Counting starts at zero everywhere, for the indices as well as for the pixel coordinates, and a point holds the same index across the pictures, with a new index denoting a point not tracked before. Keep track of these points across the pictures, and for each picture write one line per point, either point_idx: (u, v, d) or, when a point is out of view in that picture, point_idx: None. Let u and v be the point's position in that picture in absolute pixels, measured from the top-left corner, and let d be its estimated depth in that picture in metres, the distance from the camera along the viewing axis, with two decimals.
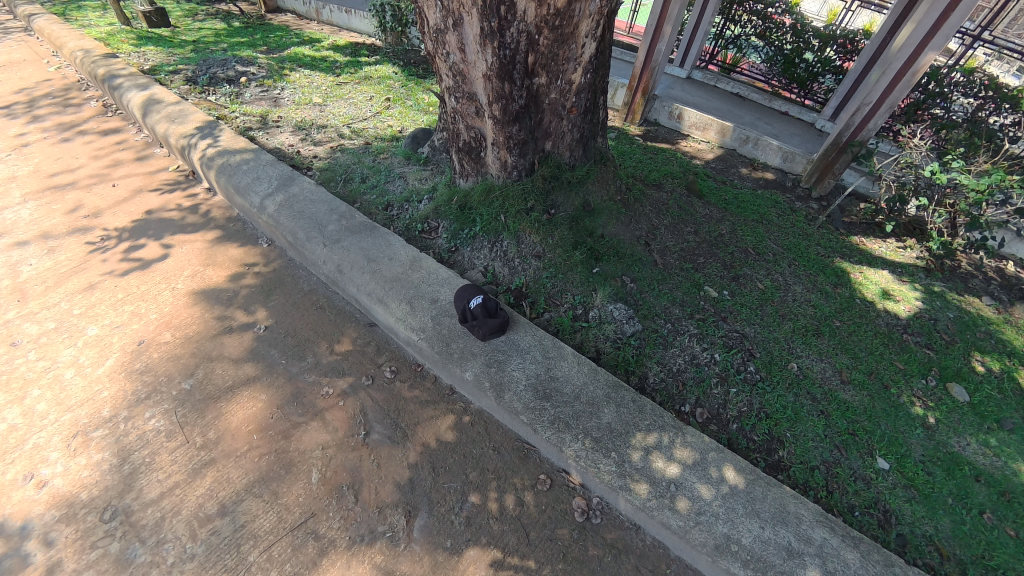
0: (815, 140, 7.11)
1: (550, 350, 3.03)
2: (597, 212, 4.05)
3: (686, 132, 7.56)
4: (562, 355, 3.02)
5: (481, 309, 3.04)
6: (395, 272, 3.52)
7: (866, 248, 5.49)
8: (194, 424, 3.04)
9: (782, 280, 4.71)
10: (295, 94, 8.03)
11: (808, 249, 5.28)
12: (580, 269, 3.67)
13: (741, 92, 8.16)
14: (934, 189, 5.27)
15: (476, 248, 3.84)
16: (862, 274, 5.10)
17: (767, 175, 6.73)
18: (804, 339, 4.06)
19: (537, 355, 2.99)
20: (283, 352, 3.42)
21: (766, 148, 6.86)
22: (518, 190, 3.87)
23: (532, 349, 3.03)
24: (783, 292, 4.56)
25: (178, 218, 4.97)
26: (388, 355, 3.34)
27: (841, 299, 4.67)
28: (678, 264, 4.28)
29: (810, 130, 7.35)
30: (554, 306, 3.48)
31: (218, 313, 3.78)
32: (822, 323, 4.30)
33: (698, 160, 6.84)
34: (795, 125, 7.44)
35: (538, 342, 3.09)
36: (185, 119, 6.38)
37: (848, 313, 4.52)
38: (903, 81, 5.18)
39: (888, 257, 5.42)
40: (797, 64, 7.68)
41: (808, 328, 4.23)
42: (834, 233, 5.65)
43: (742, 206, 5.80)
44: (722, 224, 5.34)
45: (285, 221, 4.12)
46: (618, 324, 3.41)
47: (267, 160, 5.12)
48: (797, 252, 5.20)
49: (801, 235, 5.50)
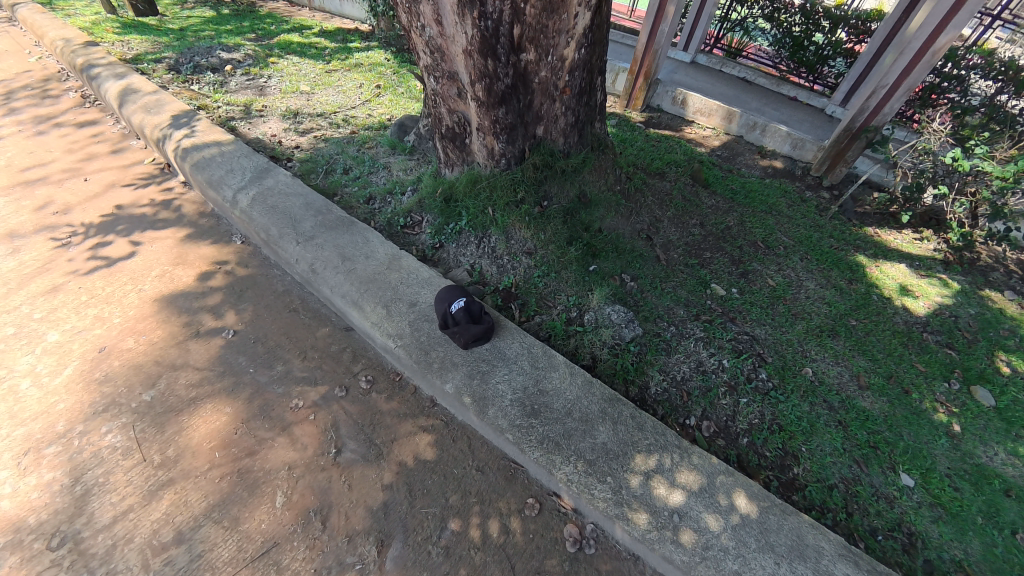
0: (825, 126, 6.74)
1: (540, 360, 2.69)
2: (595, 205, 3.70)
3: (690, 118, 7.17)
4: (554, 366, 2.68)
5: (464, 314, 2.73)
6: (372, 271, 3.21)
7: (880, 240, 5.16)
8: (154, 440, 2.77)
9: (793, 276, 4.47)
10: (283, 82, 7.67)
11: (821, 242, 4.97)
12: (575, 268, 3.30)
13: (748, 77, 7.74)
14: (952, 176, 4.89)
15: (462, 244, 3.48)
16: (878, 267, 4.77)
17: (777, 163, 6.36)
18: (818, 341, 3.84)
19: (528, 364, 2.67)
20: (252, 359, 3.11)
21: (774, 135, 6.46)
22: (507, 180, 3.47)
23: (521, 358, 2.69)
24: (794, 289, 4.32)
25: (151, 214, 4.67)
26: (364, 363, 3.02)
27: (857, 296, 4.38)
28: (683, 260, 3.99)
29: (819, 115, 6.97)
30: (546, 309, 3.10)
31: (188, 317, 3.50)
32: (836, 323, 4.06)
33: (703, 148, 6.49)
34: (805, 110, 7.05)
35: (526, 350, 2.74)
36: (162, 110, 6.03)
37: (865, 310, 4.25)
38: (923, 62, 4.84)
39: (904, 249, 5.08)
40: (806, 47, 7.20)
41: (822, 328, 4.00)
42: (846, 224, 5.30)
43: (750, 196, 5.47)
44: (729, 216, 5.07)
45: (257, 217, 3.82)
46: (617, 328, 3.01)
47: (243, 150, 4.77)
48: (809, 244, 4.91)
49: (812, 227, 5.18)
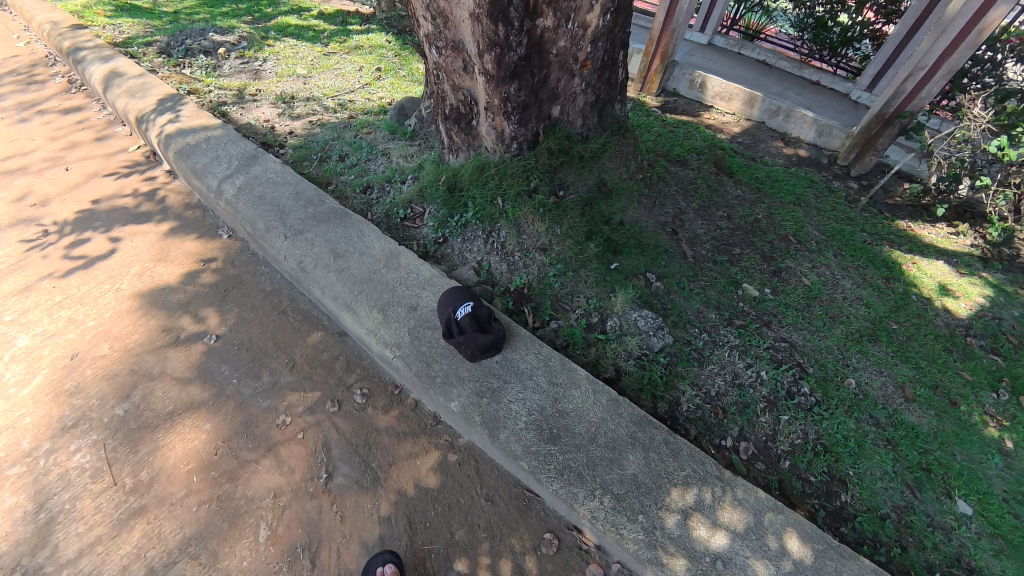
0: (851, 113, 6.23)
1: (559, 375, 2.32)
2: (615, 195, 3.30)
3: (708, 103, 6.69)
4: (576, 383, 2.30)
5: (471, 321, 2.37)
6: (367, 270, 2.82)
7: (914, 235, 4.71)
8: (126, 461, 2.46)
9: (828, 274, 4.10)
10: (279, 66, 7.23)
11: (853, 236, 4.57)
12: (595, 266, 2.91)
13: (768, 59, 7.17)
14: (995, 167, 4.42)
15: (468, 238, 3.06)
16: (915, 264, 4.36)
17: (805, 150, 5.90)
18: (859, 347, 3.47)
19: (545, 380, 2.30)
20: (235, 368, 2.77)
21: (800, 121, 5.98)
22: (519, 167, 3.05)
23: (537, 373, 2.32)
24: (830, 289, 3.95)
25: (132, 205, 4.31)
26: (359, 374, 2.66)
27: (895, 297, 3.99)
28: (710, 256, 3.62)
29: (844, 99, 6.47)
30: (562, 313, 2.72)
31: (168, 319, 3.17)
32: (876, 326, 3.68)
33: (723, 134, 6.05)
34: (831, 94, 6.56)
35: (543, 362, 2.37)
36: (147, 93, 5.61)
37: (905, 313, 3.86)
38: (966, 42, 4.38)
39: (940, 245, 4.64)
40: (830, 28, 6.56)
41: (861, 332, 3.63)
42: (878, 217, 4.86)
43: (776, 185, 5.06)
44: (756, 207, 4.68)
45: (241, 207, 3.41)
46: (644, 336, 2.65)
47: (229, 135, 4.28)
48: (842, 239, 4.51)
49: (843, 220, 4.77)
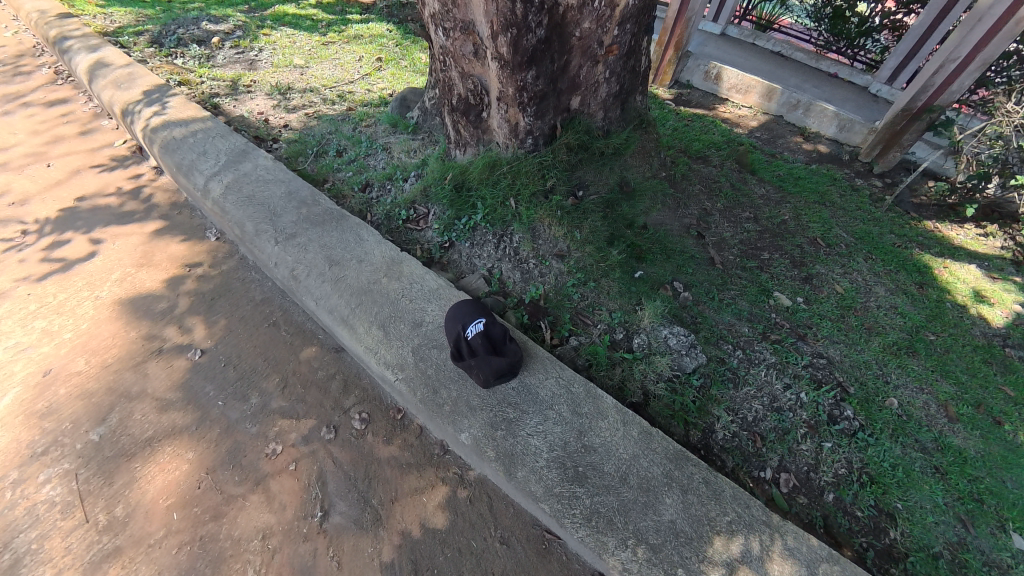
0: (873, 106, 5.69)
1: (584, 405, 2.04)
2: (638, 195, 2.99)
3: (724, 95, 6.31)
4: (603, 413, 2.03)
5: (484, 340, 2.09)
6: (365, 280, 2.53)
7: (942, 236, 4.33)
8: (99, 494, 2.21)
9: (861, 280, 3.80)
10: (274, 56, 6.89)
11: (882, 238, 4.23)
12: (618, 275, 2.61)
13: (783, 50, 6.42)
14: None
15: (477, 243, 2.76)
16: (946, 269, 4.02)
17: (824, 145, 5.52)
18: (898, 361, 3.19)
19: (568, 410, 2.03)
20: (221, 388, 2.50)
21: (820, 115, 5.56)
22: (534, 164, 2.74)
23: (559, 402, 2.05)
24: (864, 296, 3.66)
25: (116, 204, 4.00)
26: (357, 396, 2.39)
27: (930, 304, 3.68)
28: (739, 262, 3.34)
29: (865, 90, 5.92)
30: (583, 329, 2.43)
31: (149, 331, 2.89)
32: (913, 337, 3.39)
33: (740, 129, 5.71)
34: (850, 86, 5.97)
35: (565, 388, 2.10)
36: (133, 84, 5.26)
37: (942, 322, 3.55)
38: (1004, 32, 3.96)
39: (970, 248, 4.26)
40: (849, 17, 5.82)
41: (899, 344, 3.34)
42: (903, 217, 4.48)
43: (799, 184, 4.74)
44: (782, 207, 4.39)
45: (229, 208, 3.12)
46: (676, 357, 2.35)
47: (218, 128, 3.97)
48: (870, 242, 4.19)
49: (870, 220, 4.42)
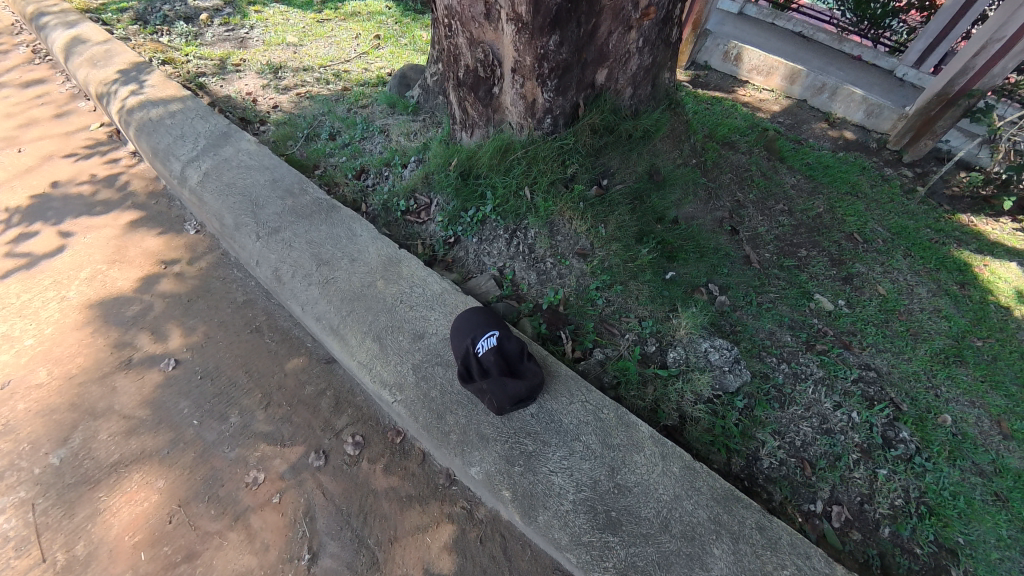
0: (898, 92, 5.09)
1: (615, 436, 1.74)
2: (669, 185, 2.63)
3: (743, 78, 5.77)
4: (638, 446, 1.72)
5: (498, 359, 1.76)
6: (359, 284, 2.20)
7: (980, 232, 3.87)
8: (58, 529, 1.93)
9: (902, 279, 3.39)
10: (267, 33, 6.41)
11: (918, 233, 3.80)
12: (648, 277, 2.27)
13: (805, 31, 5.82)
14: None
15: (486, 239, 2.42)
16: (988, 267, 3.57)
17: (850, 132, 5.00)
18: (948, 372, 2.81)
19: (597, 441, 1.73)
20: (197, 405, 2.19)
21: (848, 100, 5.03)
22: (554, 148, 2.36)
23: (586, 433, 1.74)
24: (906, 297, 3.27)
25: (89, 192, 3.59)
26: (350, 416, 2.08)
27: (974, 306, 3.26)
28: (776, 261, 3.01)
29: (886, 78, 5.28)
30: (610, 340, 2.10)
31: (118, 337, 2.56)
32: (960, 343, 2.98)
33: (763, 113, 5.22)
34: (872, 73, 5.34)
35: (593, 415, 1.79)
36: (110, 61, 4.75)
37: (989, 327, 3.13)
38: None
39: (1010, 244, 3.78)
40: None
41: (945, 352, 2.94)
42: (937, 210, 4.02)
43: (829, 173, 4.31)
44: (815, 199, 4.01)
45: (207, 198, 2.77)
46: (718, 374, 2.03)
47: (199, 109, 3.57)
48: (907, 237, 3.75)
49: (904, 214, 3.98)
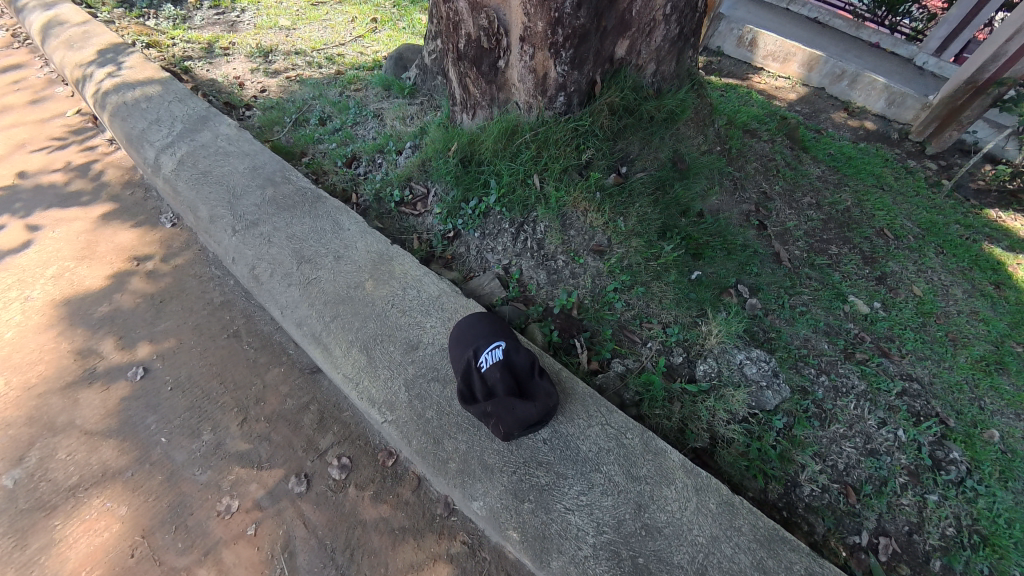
0: (917, 80, 4.50)
1: (642, 467, 1.49)
2: (694, 173, 2.34)
3: (758, 64, 5.22)
4: (668, 478, 1.48)
5: (505, 376, 1.52)
6: (346, 285, 1.94)
7: (1011, 229, 3.48)
8: (5, 563, 1.65)
9: (936, 279, 3.03)
10: (259, 17, 6.00)
11: (948, 229, 3.41)
12: (673, 278, 2.00)
13: (821, 16, 5.15)
14: None
15: (490, 233, 2.16)
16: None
17: (871, 120, 4.51)
18: (990, 381, 2.47)
19: (621, 473, 1.49)
20: (166, 421, 1.93)
21: (869, 89, 4.50)
22: (567, 131, 2.07)
23: (607, 463, 1.50)
24: (943, 298, 2.93)
25: (60, 180, 3.20)
26: (337, 434, 1.83)
27: (1014, 309, 2.92)
28: (807, 258, 2.74)
29: (904, 65, 4.65)
30: (630, 350, 1.84)
31: (83, 339, 2.27)
32: (1002, 351, 2.65)
33: (778, 102, 4.72)
34: (889, 60, 4.69)
35: (615, 442, 1.54)
36: (88, 42, 4.36)
37: None
38: None
39: None
40: None
41: (985, 357, 2.60)
42: (964, 206, 3.63)
43: (852, 164, 3.89)
44: (841, 191, 3.60)
45: (181, 187, 2.49)
46: (755, 391, 1.79)
47: (178, 91, 3.27)
48: (938, 234, 3.37)
49: (932, 208, 3.59)
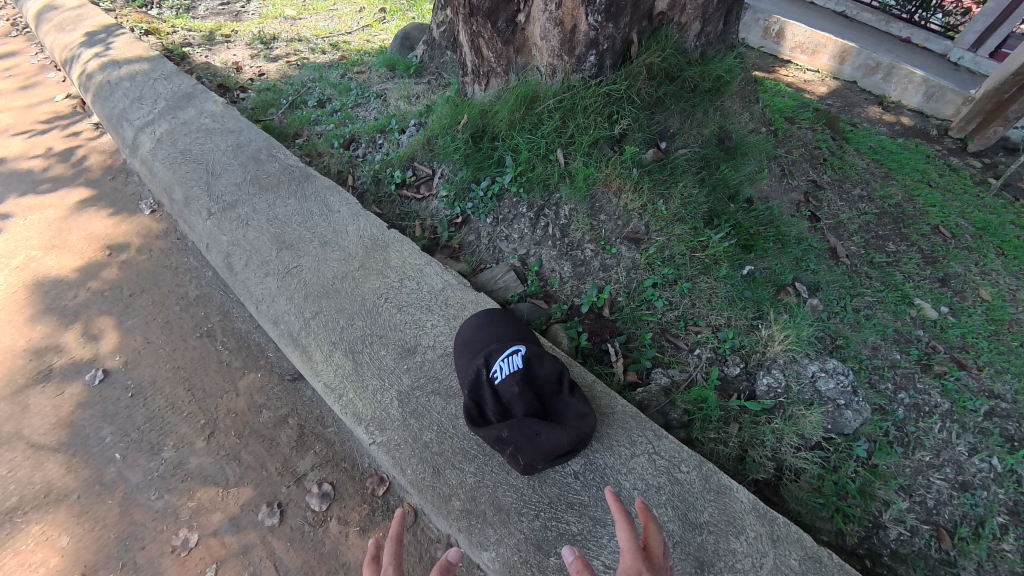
0: (953, 76, 3.62)
1: (702, 512, 1.20)
2: (742, 154, 2.02)
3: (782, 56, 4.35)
4: (736, 527, 1.18)
5: (524, 392, 1.21)
6: (333, 277, 1.65)
7: None
8: None
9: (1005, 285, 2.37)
10: (265, 6, 5.47)
11: (1007, 230, 2.70)
12: (723, 271, 1.67)
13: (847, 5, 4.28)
14: None
15: (504, 220, 1.85)
16: None
17: (907, 119, 3.62)
18: None
19: (674, 518, 1.20)
20: (123, 435, 1.62)
21: (903, 83, 3.70)
22: (598, 98, 1.77)
23: (657, 505, 1.21)
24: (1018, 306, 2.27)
25: (40, 166, 2.95)
26: (319, 453, 1.53)
27: None
28: (865, 255, 2.37)
29: (936, 61, 3.76)
30: (674, 358, 1.53)
31: (40, 334, 1.97)
32: None
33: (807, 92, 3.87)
34: (922, 54, 3.81)
35: (666, 479, 1.25)
36: (78, 25, 4.17)
37: None
38: None
39: None
40: None
41: None
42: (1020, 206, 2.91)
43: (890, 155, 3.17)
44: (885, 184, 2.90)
45: (157, 167, 2.23)
46: (832, 414, 1.45)
47: (167, 70, 3.03)
48: (996, 235, 2.67)
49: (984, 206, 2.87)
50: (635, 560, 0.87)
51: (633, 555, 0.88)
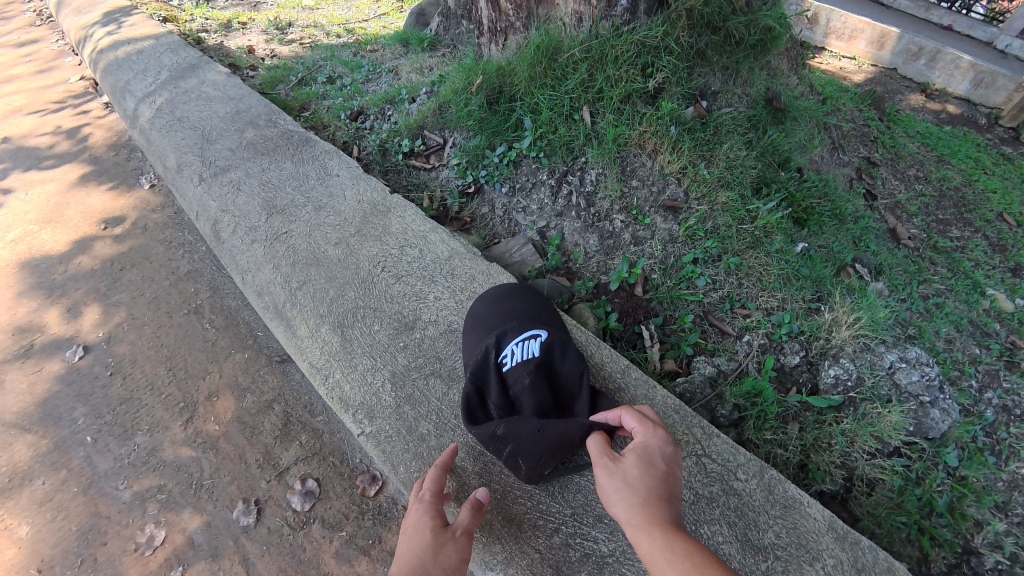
0: (1003, 64, 3.16)
1: (766, 532, 1.00)
2: (793, 118, 1.77)
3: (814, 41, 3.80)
4: (811, 552, 0.98)
5: (537, 384, 1.03)
6: (325, 245, 1.48)
7: None
8: None
9: None
10: None
11: None
12: (779, 241, 1.43)
13: None
14: None
15: (522, 188, 1.65)
16: None
17: (953, 106, 3.16)
18: None
19: (731, 538, 1.00)
20: (96, 417, 1.47)
21: (948, 70, 3.23)
22: (631, 45, 1.55)
23: (712, 522, 1.01)
24: None
25: (46, 143, 2.88)
26: (308, 444, 1.35)
27: None
28: (929, 237, 2.06)
29: (982, 49, 3.29)
30: (720, 345, 1.31)
31: (24, 307, 1.85)
32: None
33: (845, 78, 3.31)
34: (967, 41, 3.33)
35: (721, 489, 1.05)
36: (95, 8, 4.13)
37: None
38: None
39: None
40: None
41: None
42: None
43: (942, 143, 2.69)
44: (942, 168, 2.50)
45: (152, 136, 2.11)
46: (919, 416, 1.19)
47: (173, 44, 2.94)
48: None
49: None
50: (650, 432, 0.86)
51: (651, 426, 0.88)
